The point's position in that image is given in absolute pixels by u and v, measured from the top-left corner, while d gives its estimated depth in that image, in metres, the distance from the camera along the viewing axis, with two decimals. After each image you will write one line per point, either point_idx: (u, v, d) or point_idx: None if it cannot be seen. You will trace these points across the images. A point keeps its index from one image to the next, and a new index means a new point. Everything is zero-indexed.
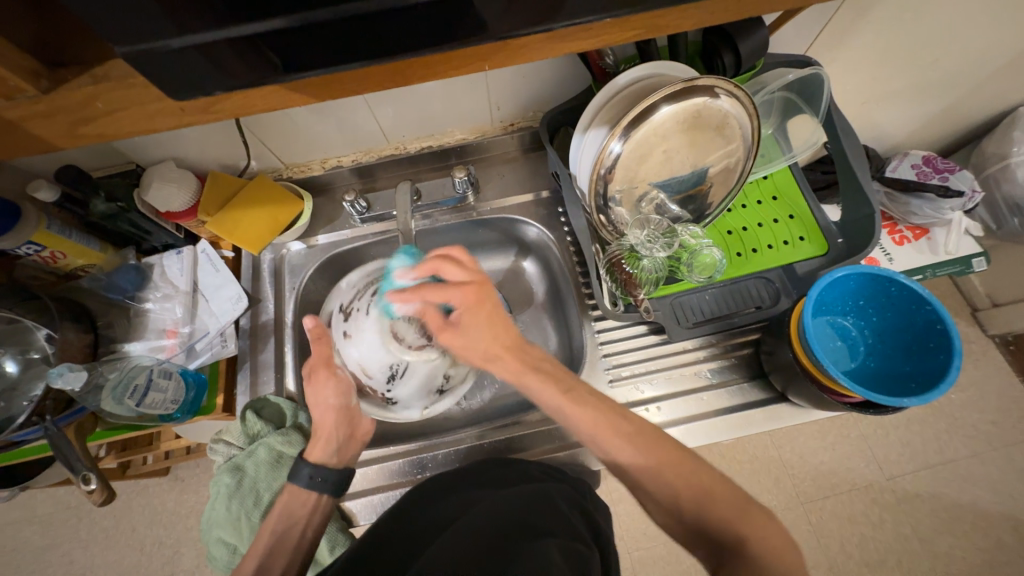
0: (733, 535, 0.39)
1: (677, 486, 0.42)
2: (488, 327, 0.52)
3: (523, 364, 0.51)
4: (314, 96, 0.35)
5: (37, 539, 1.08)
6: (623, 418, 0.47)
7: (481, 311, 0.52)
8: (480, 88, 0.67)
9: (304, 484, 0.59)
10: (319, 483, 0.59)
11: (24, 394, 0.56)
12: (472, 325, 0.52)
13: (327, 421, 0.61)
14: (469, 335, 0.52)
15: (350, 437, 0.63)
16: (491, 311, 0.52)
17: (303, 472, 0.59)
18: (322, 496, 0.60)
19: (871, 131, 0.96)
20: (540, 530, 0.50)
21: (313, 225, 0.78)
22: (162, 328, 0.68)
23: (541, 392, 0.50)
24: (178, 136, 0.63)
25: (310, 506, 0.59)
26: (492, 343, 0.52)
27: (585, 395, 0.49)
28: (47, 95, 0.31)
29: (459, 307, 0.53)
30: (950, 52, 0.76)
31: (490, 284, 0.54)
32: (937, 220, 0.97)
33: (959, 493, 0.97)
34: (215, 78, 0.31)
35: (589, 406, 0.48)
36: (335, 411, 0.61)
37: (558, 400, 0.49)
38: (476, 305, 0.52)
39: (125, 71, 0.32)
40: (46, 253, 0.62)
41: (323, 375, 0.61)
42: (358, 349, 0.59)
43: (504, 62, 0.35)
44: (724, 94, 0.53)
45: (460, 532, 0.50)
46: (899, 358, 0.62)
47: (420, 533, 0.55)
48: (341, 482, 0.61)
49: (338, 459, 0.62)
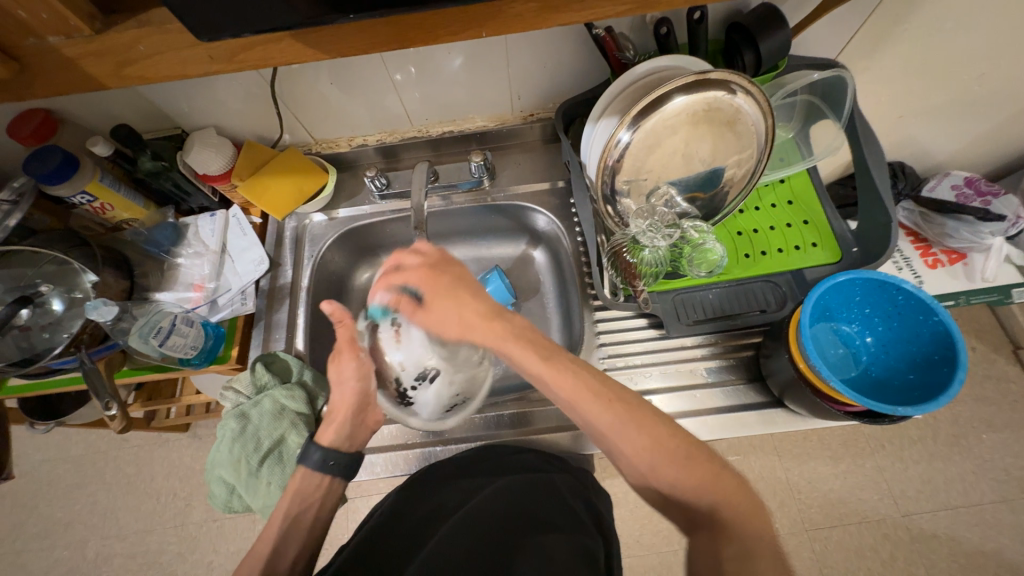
0: (703, 502, 0.42)
1: (648, 448, 0.45)
2: (459, 305, 0.52)
3: (503, 334, 0.51)
4: (325, 52, 0.38)
5: (68, 477, 1.17)
6: (604, 384, 0.49)
7: (443, 291, 0.53)
8: (502, 76, 0.70)
9: (316, 467, 0.60)
10: (332, 467, 0.60)
11: (66, 328, 0.61)
12: (445, 302, 0.52)
13: (348, 397, 0.61)
14: (441, 309, 0.51)
15: (361, 423, 0.63)
16: (461, 279, 0.55)
17: (315, 456, 0.60)
18: (334, 479, 0.61)
19: (908, 148, 0.93)
20: (542, 524, 0.53)
21: (336, 200, 0.83)
22: (190, 282, 0.73)
23: (522, 356, 0.50)
24: (222, 105, 0.69)
25: (322, 490, 0.61)
26: (466, 313, 0.52)
27: (562, 359, 0.50)
28: (98, 34, 0.36)
29: (421, 286, 0.53)
30: (998, 68, 0.73)
31: (446, 261, 0.56)
32: (976, 245, 0.92)
33: (982, 540, 0.91)
34: (243, 27, 0.34)
35: (569, 374, 0.49)
36: (355, 394, 0.61)
37: (541, 367, 0.49)
38: (438, 284, 0.53)
39: (165, 18, 0.36)
40: (96, 204, 0.68)
41: (346, 356, 0.58)
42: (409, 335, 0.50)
43: (503, 26, 0.37)
44: (740, 90, 0.54)
45: (464, 521, 0.54)
46: (902, 367, 0.60)
47: (424, 516, 0.58)
48: (352, 465, 0.61)
49: (351, 444, 0.63)
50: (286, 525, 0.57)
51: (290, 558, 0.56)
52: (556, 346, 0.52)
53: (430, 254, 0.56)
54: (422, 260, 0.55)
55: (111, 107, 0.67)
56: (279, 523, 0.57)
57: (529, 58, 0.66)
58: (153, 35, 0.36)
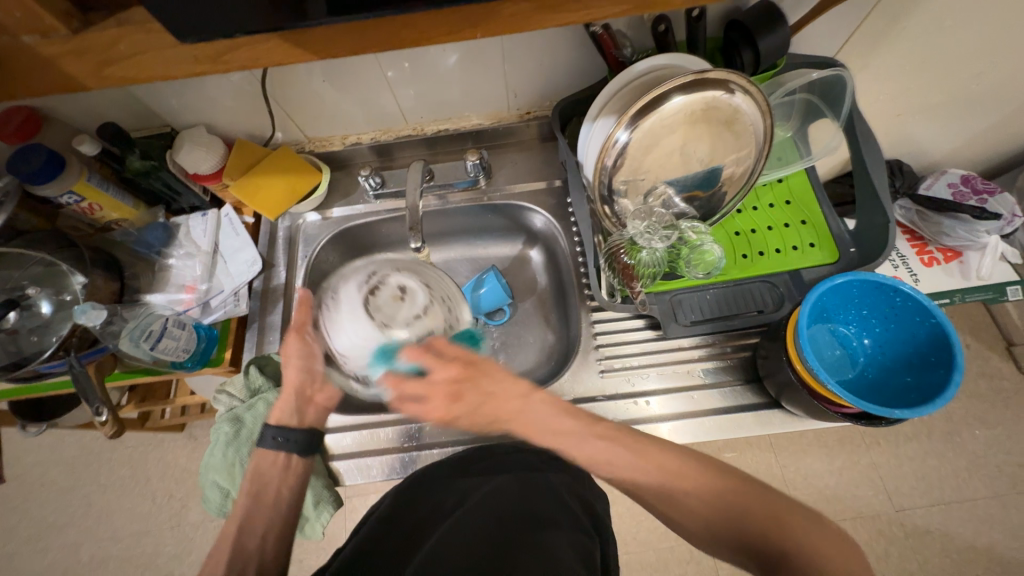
0: (774, 548, 0.42)
1: (702, 508, 0.47)
2: (484, 416, 0.55)
3: (535, 431, 0.54)
4: (313, 53, 0.36)
5: (62, 479, 1.16)
6: (641, 457, 0.50)
7: (466, 410, 0.54)
8: (498, 73, 0.68)
9: (269, 445, 0.58)
10: (284, 444, 0.58)
11: (54, 331, 0.60)
12: (468, 415, 0.55)
13: (290, 377, 0.58)
14: (470, 419, 0.56)
15: (307, 402, 0.60)
16: (482, 399, 0.54)
17: (267, 435, 0.58)
18: (292, 457, 0.59)
19: (906, 146, 0.92)
20: (540, 522, 0.54)
21: (330, 199, 0.81)
22: (182, 283, 0.72)
23: (566, 447, 0.54)
24: (213, 103, 0.68)
25: (281, 468, 0.59)
26: (494, 418, 0.56)
27: (595, 442, 0.53)
28: (77, 35, 0.34)
29: (446, 413, 0.54)
30: (997, 65, 0.72)
31: (458, 382, 0.52)
32: (971, 243, 0.92)
33: (976, 536, 0.92)
34: (227, 26, 0.33)
35: (605, 450, 0.52)
36: (298, 372, 0.58)
37: (584, 450, 0.53)
38: (458, 409, 0.54)
39: (146, 17, 0.35)
40: (85, 204, 0.66)
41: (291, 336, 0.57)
42: (338, 327, 0.47)
43: (496, 27, 0.36)
44: (738, 90, 0.53)
45: (463, 520, 0.54)
46: (899, 370, 0.60)
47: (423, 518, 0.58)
48: (308, 443, 0.60)
49: (301, 421, 0.60)
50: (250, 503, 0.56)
51: (258, 537, 0.54)
52: (591, 422, 0.54)
53: (439, 379, 0.51)
54: (434, 391, 0.52)
55: (97, 105, 0.66)
56: (243, 501, 0.56)
57: (526, 55, 0.65)
58: (134, 34, 0.35)
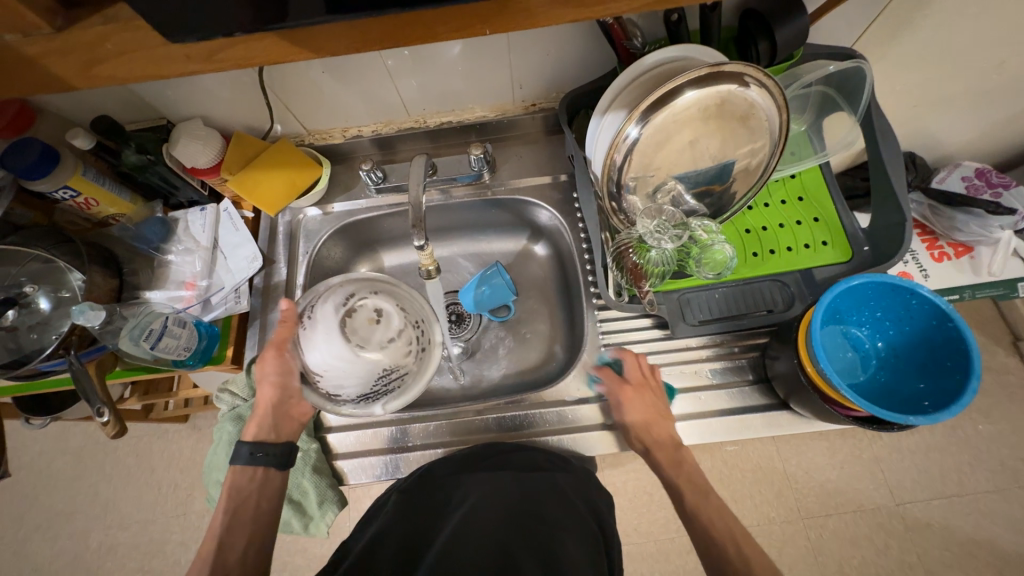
0: None
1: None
2: (646, 422, 0.59)
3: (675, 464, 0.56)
4: (313, 51, 0.35)
5: (68, 469, 1.17)
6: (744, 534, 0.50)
7: (638, 403, 0.60)
8: (503, 64, 0.66)
9: (245, 461, 0.55)
10: (262, 459, 0.55)
11: (54, 328, 0.60)
12: (632, 407, 0.60)
13: (265, 395, 0.56)
14: (630, 411, 0.60)
15: (286, 415, 0.58)
16: (656, 410, 0.60)
17: (242, 451, 0.55)
18: (269, 471, 0.56)
19: (921, 139, 0.90)
20: (545, 524, 0.53)
21: (330, 193, 0.80)
22: (182, 280, 0.71)
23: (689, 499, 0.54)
24: (208, 95, 0.66)
25: (259, 481, 0.56)
26: (646, 426, 0.59)
27: (713, 503, 0.53)
28: (61, 33, 0.32)
29: (625, 396, 0.61)
30: (1020, 55, 0.69)
31: (655, 389, 0.62)
32: (984, 239, 0.90)
33: (976, 529, 0.93)
34: (218, 22, 0.31)
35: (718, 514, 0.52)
36: (275, 387, 0.56)
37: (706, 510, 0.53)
38: (633, 396, 0.61)
39: (132, 13, 0.33)
40: (81, 199, 0.65)
41: (270, 354, 0.56)
42: (310, 343, 0.51)
43: (505, 24, 0.34)
44: (754, 83, 0.51)
45: (468, 523, 0.53)
46: (913, 375, 0.59)
47: (427, 519, 0.58)
48: (286, 458, 0.56)
49: (278, 435, 0.57)
50: (227, 520, 0.53)
51: (239, 552, 0.52)
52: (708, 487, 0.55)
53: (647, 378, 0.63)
54: (635, 377, 0.62)
55: (90, 97, 0.64)
56: (220, 518, 0.53)
57: (532, 46, 0.63)
58: (121, 32, 0.33)
